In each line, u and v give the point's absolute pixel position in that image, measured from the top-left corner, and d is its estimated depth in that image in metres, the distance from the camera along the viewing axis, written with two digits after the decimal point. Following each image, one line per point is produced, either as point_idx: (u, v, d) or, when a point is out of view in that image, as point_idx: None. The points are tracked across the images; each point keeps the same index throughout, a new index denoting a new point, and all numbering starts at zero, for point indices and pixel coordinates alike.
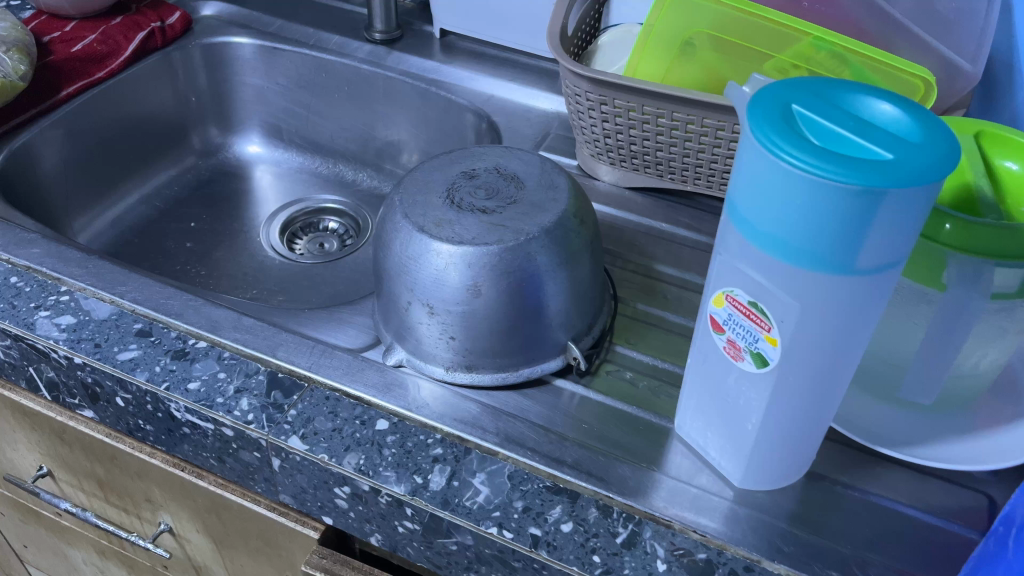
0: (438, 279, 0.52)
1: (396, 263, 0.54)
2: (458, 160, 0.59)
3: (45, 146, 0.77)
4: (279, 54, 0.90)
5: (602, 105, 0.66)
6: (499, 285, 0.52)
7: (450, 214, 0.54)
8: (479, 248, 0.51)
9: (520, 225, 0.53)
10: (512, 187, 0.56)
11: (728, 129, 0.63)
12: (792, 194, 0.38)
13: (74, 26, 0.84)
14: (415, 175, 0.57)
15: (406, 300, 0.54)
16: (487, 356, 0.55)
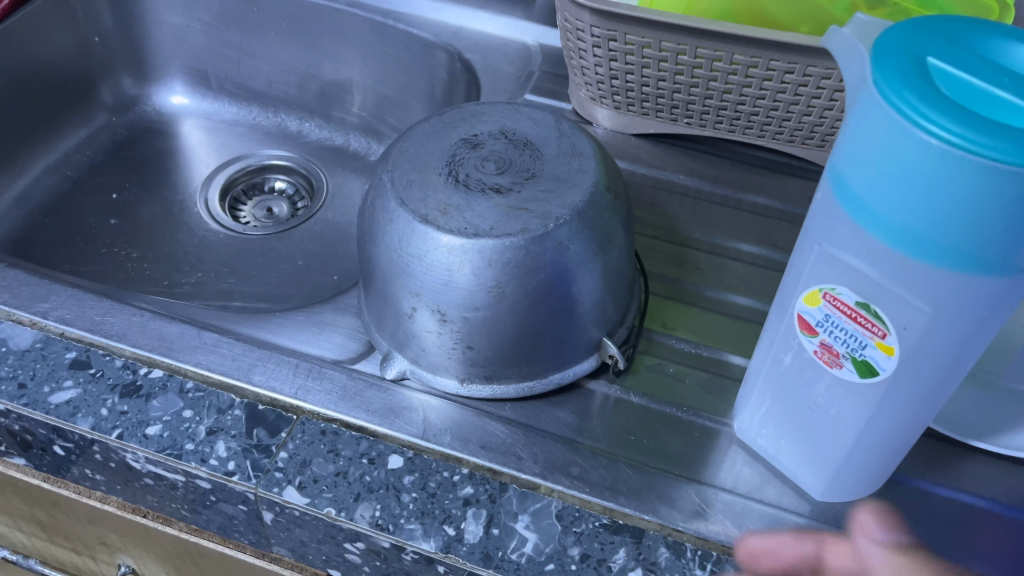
0: (450, 280, 0.42)
1: (393, 261, 0.44)
2: (454, 125, 0.48)
3: None
4: None
5: (611, 42, 0.56)
6: (526, 283, 0.42)
7: (457, 198, 0.43)
8: (499, 241, 0.42)
9: (547, 208, 0.43)
10: (527, 157, 0.46)
11: (762, 66, 0.54)
12: (937, 177, 0.30)
13: None
14: (403, 147, 0.47)
15: (409, 306, 0.45)
16: (510, 366, 0.45)
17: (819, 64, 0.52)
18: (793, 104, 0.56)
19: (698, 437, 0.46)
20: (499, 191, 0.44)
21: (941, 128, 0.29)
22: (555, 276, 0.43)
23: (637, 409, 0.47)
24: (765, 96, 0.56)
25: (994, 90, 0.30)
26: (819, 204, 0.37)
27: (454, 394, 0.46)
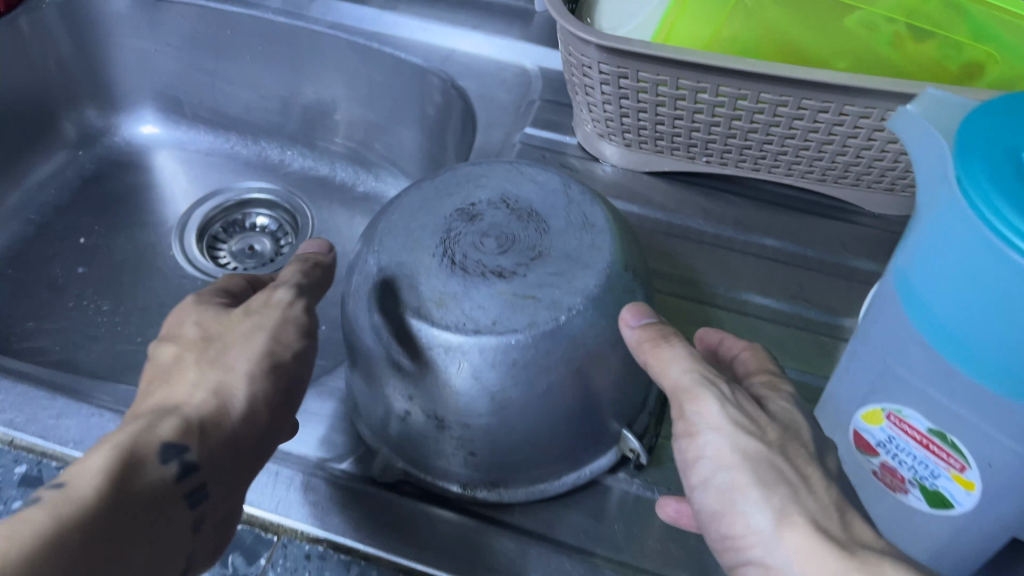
0: (449, 384, 0.37)
1: (383, 358, 0.39)
2: (447, 192, 0.42)
3: None
4: (166, 8, 0.69)
5: (621, 79, 0.49)
6: (537, 385, 0.37)
7: (454, 285, 0.37)
8: (504, 339, 0.36)
9: (557, 294, 0.37)
10: (532, 230, 0.40)
11: (792, 105, 0.48)
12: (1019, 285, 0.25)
13: None
14: (391, 222, 0.41)
15: (403, 406, 0.39)
16: (520, 469, 0.40)
17: (857, 102, 0.46)
18: (826, 143, 0.50)
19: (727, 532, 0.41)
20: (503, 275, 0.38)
21: (1021, 239, 0.24)
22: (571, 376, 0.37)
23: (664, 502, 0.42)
24: (795, 134, 0.50)
25: None
26: (882, 295, 0.32)
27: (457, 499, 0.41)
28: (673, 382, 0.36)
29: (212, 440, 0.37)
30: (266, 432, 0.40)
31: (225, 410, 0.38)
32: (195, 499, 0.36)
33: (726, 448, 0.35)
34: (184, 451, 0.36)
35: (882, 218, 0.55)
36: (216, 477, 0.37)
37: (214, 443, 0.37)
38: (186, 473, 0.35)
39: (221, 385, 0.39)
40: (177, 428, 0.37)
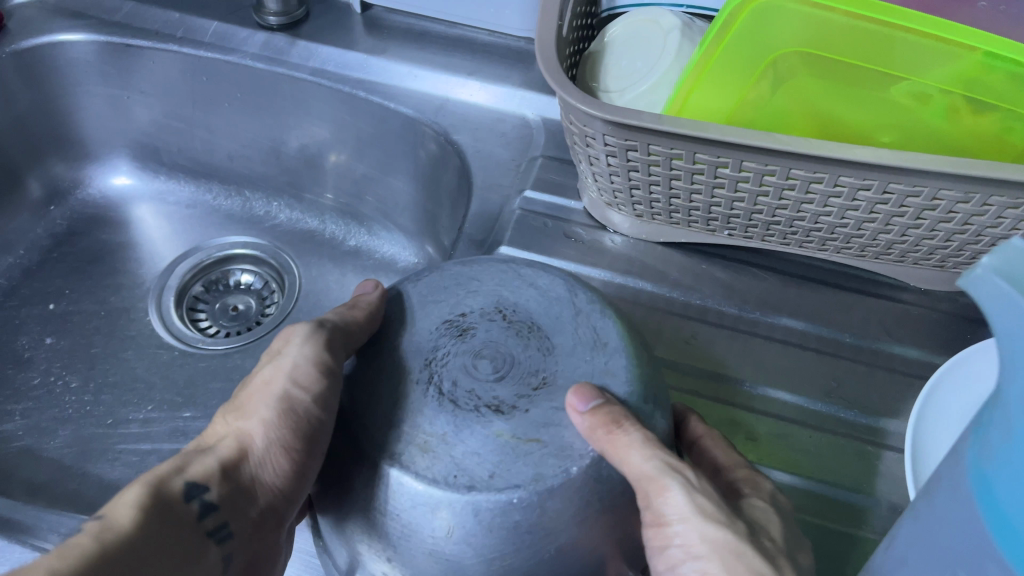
0: (433, 547, 0.31)
1: (354, 506, 0.33)
2: (434, 298, 0.37)
3: None
4: (136, 54, 0.63)
5: (629, 151, 0.43)
6: (539, 552, 0.31)
7: (440, 424, 0.32)
8: (494, 501, 0.30)
9: (566, 437, 0.31)
10: (534, 351, 0.34)
11: (827, 183, 0.41)
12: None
13: None
14: (382, 344, 0.36)
15: (379, 562, 0.33)
16: None
17: (905, 180, 0.39)
18: (866, 221, 0.44)
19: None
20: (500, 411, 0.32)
21: None
22: (586, 544, 0.32)
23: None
24: (830, 211, 0.44)
25: None
26: (941, 476, 0.26)
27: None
28: (637, 472, 0.31)
29: (237, 481, 0.37)
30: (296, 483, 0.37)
31: (250, 459, 0.37)
32: (220, 537, 0.35)
33: (694, 543, 0.32)
34: (208, 492, 0.35)
35: (929, 294, 0.49)
36: (240, 518, 0.36)
37: (238, 489, 0.37)
38: (211, 514, 0.35)
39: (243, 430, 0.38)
40: (205, 469, 0.36)
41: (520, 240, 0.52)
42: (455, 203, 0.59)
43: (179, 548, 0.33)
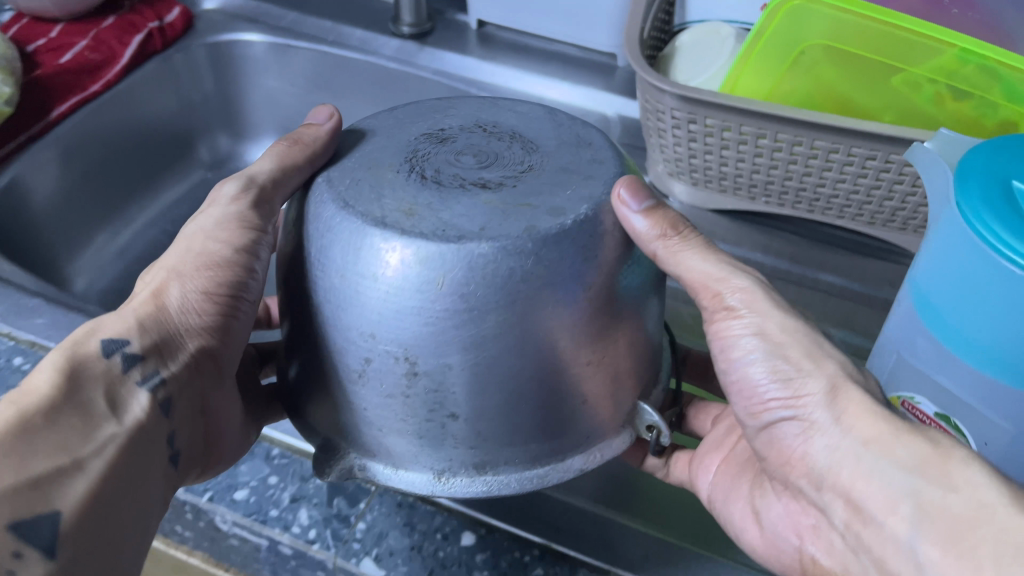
0: (417, 310, 0.35)
1: (339, 284, 0.36)
2: (414, 120, 0.42)
3: (37, 175, 0.67)
4: (294, 52, 0.79)
5: (691, 123, 0.56)
6: (525, 311, 0.35)
7: (425, 197, 0.36)
8: (474, 247, 0.34)
9: (555, 202, 0.36)
10: (518, 150, 0.39)
11: (842, 152, 0.54)
12: (983, 284, 0.33)
13: (59, 31, 0.75)
14: (359, 154, 0.40)
15: (365, 349, 0.36)
16: (503, 442, 0.38)
17: (901, 151, 0.52)
18: (874, 188, 0.56)
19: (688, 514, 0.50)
20: (488, 188, 0.36)
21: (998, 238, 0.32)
22: (604, 350, 0.38)
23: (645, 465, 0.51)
24: (846, 179, 0.56)
25: None
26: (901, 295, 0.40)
27: (428, 486, 0.38)
28: (700, 271, 0.40)
29: (158, 333, 0.42)
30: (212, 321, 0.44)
31: (168, 311, 0.43)
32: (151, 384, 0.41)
33: (770, 330, 0.40)
34: (129, 345, 0.41)
35: None
36: (169, 362, 0.42)
37: (162, 338, 0.42)
38: (138, 367, 0.41)
39: (159, 288, 0.44)
40: (123, 329, 0.42)
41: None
42: None
43: (110, 394, 0.39)
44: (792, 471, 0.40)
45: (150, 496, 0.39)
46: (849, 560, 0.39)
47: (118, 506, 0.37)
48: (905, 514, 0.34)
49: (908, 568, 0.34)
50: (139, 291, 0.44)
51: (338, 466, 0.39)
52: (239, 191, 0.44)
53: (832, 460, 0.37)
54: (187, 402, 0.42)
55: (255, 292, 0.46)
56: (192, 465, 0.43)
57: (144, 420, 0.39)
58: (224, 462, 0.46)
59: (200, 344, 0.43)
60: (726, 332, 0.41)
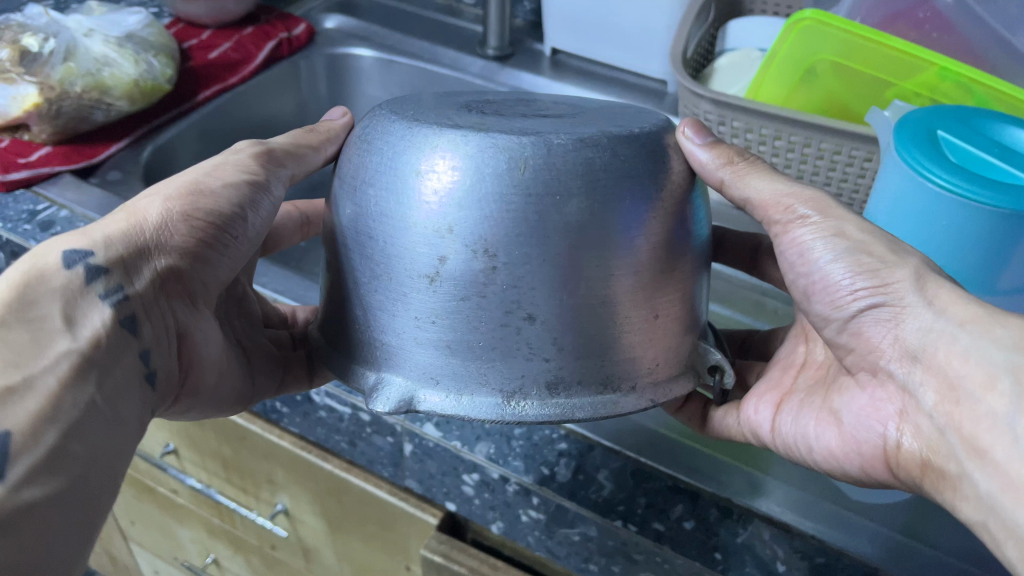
0: (502, 207, 0.39)
1: (416, 189, 0.40)
2: (455, 97, 0.48)
3: (179, 144, 0.81)
4: (395, 66, 0.94)
5: (720, 126, 0.68)
6: (602, 204, 0.39)
7: (494, 120, 0.42)
8: (548, 141, 0.39)
9: (611, 124, 0.42)
10: (561, 110, 0.46)
11: (844, 154, 0.64)
12: (918, 212, 0.43)
13: (209, 34, 0.91)
14: (405, 104, 0.46)
15: (443, 247, 0.40)
16: (568, 351, 0.41)
17: None
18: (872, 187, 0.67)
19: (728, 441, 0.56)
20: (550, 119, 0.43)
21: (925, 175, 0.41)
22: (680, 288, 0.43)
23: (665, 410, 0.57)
24: (850, 178, 0.67)
25: (988, 155, 0.41)
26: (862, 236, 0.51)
27: (501, 402, 0.41)
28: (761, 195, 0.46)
29: (127, 252, 0.44)
30: (186, 244, 0.46)
31: (145, 230, 0.45)
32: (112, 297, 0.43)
33: (848, 232, 0.45)
34: (92, 258, 0.43)
35: None
36: (132, 279, 0.44)
37: (128, 254, 0.44)
38: (99, 282, 0.42)
39: (134, 211, 0.46)
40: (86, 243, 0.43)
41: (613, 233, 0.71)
42: None
43: (66, 309, 0.40)
44: (882, 358, 0.44)
45: (107, 413, 0.40)
46: (934, 443, 0.41)
47: (71, 422, 0.37)
48: (1005, 389, 0.38)
49: (1001, 442, 0.38)
50: (112, 214, 0.46)
51: (403, 394, 0.42)
52: (251, 152, 0.49)
53: (928, 340, 0.41)
54: (154, 326, 0.45)
55: (242, 233, 0.49)
56: (164, 392, 0.46)
57: (103, 333, 0.41)
58: (203, 397, 0.51)
59: (168, 263, 0.46)
60: (795, 244, 0.46)
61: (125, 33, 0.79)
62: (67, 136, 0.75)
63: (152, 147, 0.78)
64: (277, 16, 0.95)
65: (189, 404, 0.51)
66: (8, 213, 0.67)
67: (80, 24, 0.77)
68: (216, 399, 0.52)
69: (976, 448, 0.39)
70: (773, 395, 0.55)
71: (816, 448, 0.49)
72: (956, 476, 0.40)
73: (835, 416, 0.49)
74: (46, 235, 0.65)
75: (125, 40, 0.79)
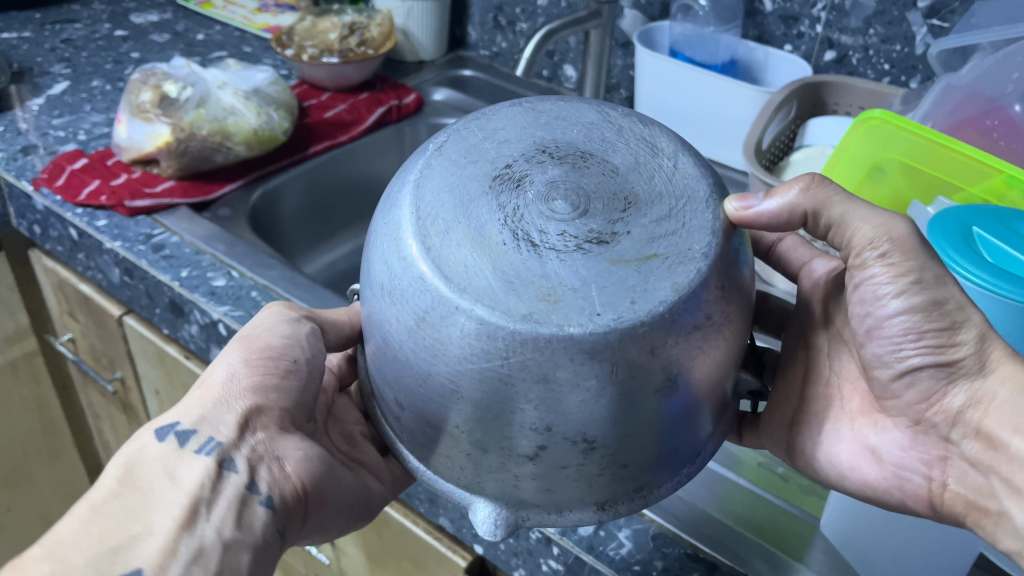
0: (589, 399, 0.37)
1: (501, 386, 0.37)
2: (470, 155, 0.42)
3: (287, 191, 0.90)
4: None
5: None
6: (682, 369, 0.38)
7: (552, 274, 0.37)
8: (630, 330, 0.36)
9: (682, 245, 0.38)
10: (607, 178, 0.41)
11: None
12: None
13: (328, 96, 1.01)
14: (428, 217, 0.39)
15: (522, 433, 0.38)
16: (649, 468, 0.42)
17: None
18: None
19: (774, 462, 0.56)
20: (601, 241, 0.38)
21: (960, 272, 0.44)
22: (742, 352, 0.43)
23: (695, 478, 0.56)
24: None
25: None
26: None
27: (595, 515, 0.43)
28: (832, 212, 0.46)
29: (206, 407, 0.49)
30: (257, 382, 0.50)
31: (216, 387, 0.50)
32: (205, 447, 0.47)
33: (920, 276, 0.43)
34: (178, 424, 0.48)
35: None
36: (218, 425, 0.48)
37: (209, 409, 0.49)
38: (196, 438, 0.47)
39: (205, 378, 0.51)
40: (173, 415, 0.49)
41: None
42: None
43: (167, 468, 0.46)
44: (929, 409, 0.46)
45: (224, 539, 0.44)
46: (980, 484, 0.44)
47: (191, 558, 0.42)
48: None
49: None
50: (191, 389, 0.51)
51: (499, 520, 0.43)
52: (280, 304, 0.55)
53: (974, 403, 0.43)
54: (259, 456, 0.48)
55: (301, 355, 0.52)
56: (289, 511, 0.48)
57: (206, 476, 0.46)
58: (328, 511, 0.51)
59: (248, 404, 0.49)
60: (872, 282, 0.45)
61: (252, 87, 0.88)
62: (189, 173, 0.83)
63: (261, 191, 0.86)
64: (391, 85, 1.04)
65: (317, 521, 0.51)
66: (128, 235, 0.75)
67: (216, 77, 0.87)
68: (339, 508, 0.52)
69: (1013, 487, 0.41)
70: (785, 413, 0.55)
71: (850, 478, 0.50)
72: (997, 513, 0.43)
73: (872, 451, 0.49)
74: (156, 256, 0.73)
75: (251, 93, 0.88)
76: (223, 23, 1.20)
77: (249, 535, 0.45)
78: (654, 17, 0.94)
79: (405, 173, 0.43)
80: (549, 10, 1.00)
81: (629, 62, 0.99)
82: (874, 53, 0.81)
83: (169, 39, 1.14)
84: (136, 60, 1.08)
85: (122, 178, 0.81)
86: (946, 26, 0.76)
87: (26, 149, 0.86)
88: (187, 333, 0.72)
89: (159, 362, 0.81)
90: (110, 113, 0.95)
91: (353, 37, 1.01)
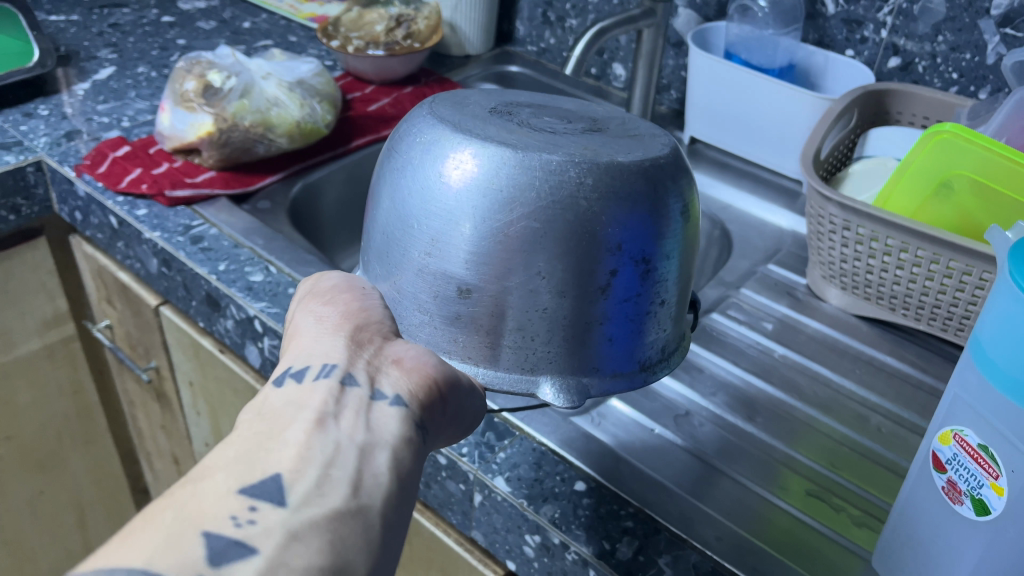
0: (639, 224, 0.41)
1: (576, 215, 0.40)
2: (460, 102, 0.46)
3: (328, 185, 0.89)
4: None
5: (846, 230, 0.67)
6: (688, 205, 0.44)
7: (577, 138, 0.42)
8: (651, 159, 0.42)
9: (651, 128, 0.46)
10: (572, 114, 0.47)
11: (975, 275, 0.61)
12: None
13: (372, 89, 0.99)
14: (452, 124, 0.43)
15: (590, 270, 0.41)
16: (672, 324, 0.46)
17: None
18: None
19: (869, 506, 0.55)
20: (595, 131, 0.44)
21: None
22: None
23: (740, 503, 0.54)
24: (977, 301, 0.63)
25: None
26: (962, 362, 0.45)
27: (639, 378, 0.45)
28: None
29: (308, 350, 0.43)
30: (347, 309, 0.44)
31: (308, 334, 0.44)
32: (318, 374, 0.41)
33: None
34: (284, 372, 0.42)
35: None
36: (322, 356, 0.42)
37: (309, 351, 0.43)
38: (311, 370, 0.42)
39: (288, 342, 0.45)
40: (277, 371, 0.43)
41: (697, 339, 0.70)
42: (715, 268, 0.86)
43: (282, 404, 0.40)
44: None
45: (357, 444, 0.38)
46: None
47: (328, 459, 0.36)
48: None
49: None
50: (283, 351, 0.45)
51: (562, 386, 0.43)
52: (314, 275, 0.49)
53: None
54: (377, 369, 0.42)
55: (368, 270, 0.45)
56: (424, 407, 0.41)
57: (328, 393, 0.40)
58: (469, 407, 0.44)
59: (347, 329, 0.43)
60: None
61: (296, 79, 0.87)
62: (230, 164, 0.82)
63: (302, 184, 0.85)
64: (437, 80, 1.03)
65: (460, 411, 0.43)
66: (167, 225, 0.75)
67: (260, 67, 0.86)
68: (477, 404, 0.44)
69: None
70: None
71: None
72: None
73: None
74: (194, 248, 0.72)
75: (295, 84, 0.87)
76: (270, 11, 1.19)
77: (383, 433, 0.39)
78: (709, 17, 0.91)
79: (407, 127, 0.45)
80: (600, 7, 0.97)
81: (682, 62, 0.96)
82: (942, 61, 0.78)
83: (216, 26, 1.13)
84: (182, 47, 1.07)
85: (163, 167, 0.81)
86: (1020, 36, 0.72)
87: (70, 134, 0.86)
88: (222, 327, 0.71)
89: (194, 354, 0.80)
90: (155, 100, 0.95)
91: (398, 30, 0.99)
